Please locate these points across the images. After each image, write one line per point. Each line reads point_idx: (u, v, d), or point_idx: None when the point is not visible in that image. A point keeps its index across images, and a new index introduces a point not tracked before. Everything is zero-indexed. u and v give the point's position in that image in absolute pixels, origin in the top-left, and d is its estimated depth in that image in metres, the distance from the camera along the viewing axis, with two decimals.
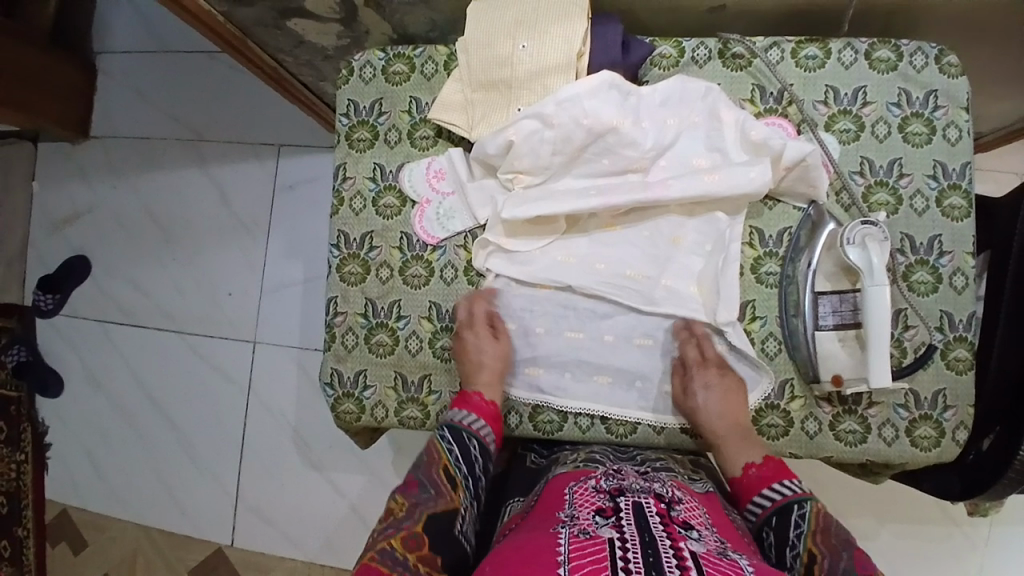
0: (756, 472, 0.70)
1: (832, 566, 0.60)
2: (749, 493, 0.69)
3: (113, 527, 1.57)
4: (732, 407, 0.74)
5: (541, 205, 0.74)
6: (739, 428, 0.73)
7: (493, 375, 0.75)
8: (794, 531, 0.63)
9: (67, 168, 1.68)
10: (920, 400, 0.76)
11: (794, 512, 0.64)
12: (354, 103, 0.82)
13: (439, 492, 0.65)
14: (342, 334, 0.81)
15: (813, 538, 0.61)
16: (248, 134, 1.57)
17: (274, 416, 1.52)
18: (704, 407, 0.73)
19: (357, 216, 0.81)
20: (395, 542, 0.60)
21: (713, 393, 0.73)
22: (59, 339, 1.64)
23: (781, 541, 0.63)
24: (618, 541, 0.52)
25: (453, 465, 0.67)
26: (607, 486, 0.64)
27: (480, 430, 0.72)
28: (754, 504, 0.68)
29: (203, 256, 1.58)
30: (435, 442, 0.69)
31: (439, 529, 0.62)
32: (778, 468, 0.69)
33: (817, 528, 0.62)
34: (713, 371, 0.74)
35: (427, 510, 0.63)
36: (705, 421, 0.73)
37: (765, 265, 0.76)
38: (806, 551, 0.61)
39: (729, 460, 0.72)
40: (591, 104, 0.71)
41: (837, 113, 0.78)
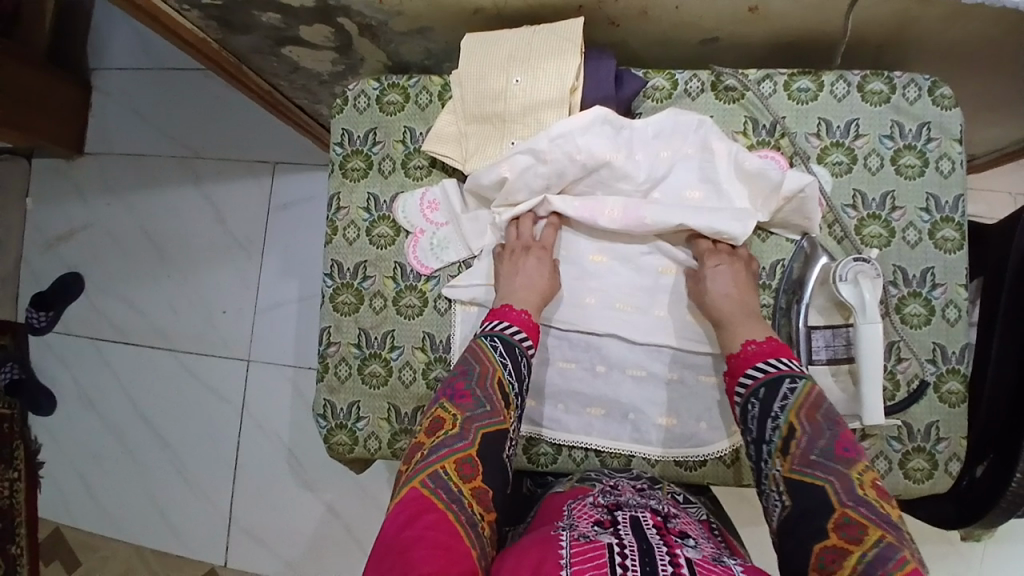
0: (754, 348, 0.68)
1: (810, 443, 0.60)
2: (740, 364, 0.68)
3: (106, 546, 1.56)
4: (741, 289, 0.72)
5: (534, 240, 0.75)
6: (749, 308, 0.71)
7: (538, 297, 0.72)
8: (779, 402, 0.63)
9: (62, 184, 1.67)
10: (913, 432, 0.76)
11: (783, 386, 0.64)
12: (348, 133, 0.82)
13: (493, 409, 0.65)
14: (335, 365, 0.81)
15: (797, 412, 0.62)
16: (244, 152, 1.57)
17: (269, 435, 1.51)
18: (714, 290, 0.71)
19: (351, 246, 0.81)
20: (450, 466, 0.59)
21: (727, 273, 0.72)
22: (52, 356, 1.63)
23: (764, 415, 0.64)
24: (617, 546, 0.52)
25: (508, 381, 0.66)
26: (604, 501, 0.65)
27: (518, 338, 0.69)
28: (742, 377, 0.67)
29: (198, 273, 1.58)
30: (485, 347, 0.68)
31: (491, 451, 0.62)
32: (776, 346, 0.68)
33: (804, 403, 0.62)
34: (723, 257, 0.73)
35: (481, 426, 0.63)
36: (714, 305, 0.71)
37: (758, 297, 0.76)
38: (787, 423, 0.62)
39: (731, 337, 0.70)
40: (584, 140, 0.71)
41: (830, 146, 0.78)
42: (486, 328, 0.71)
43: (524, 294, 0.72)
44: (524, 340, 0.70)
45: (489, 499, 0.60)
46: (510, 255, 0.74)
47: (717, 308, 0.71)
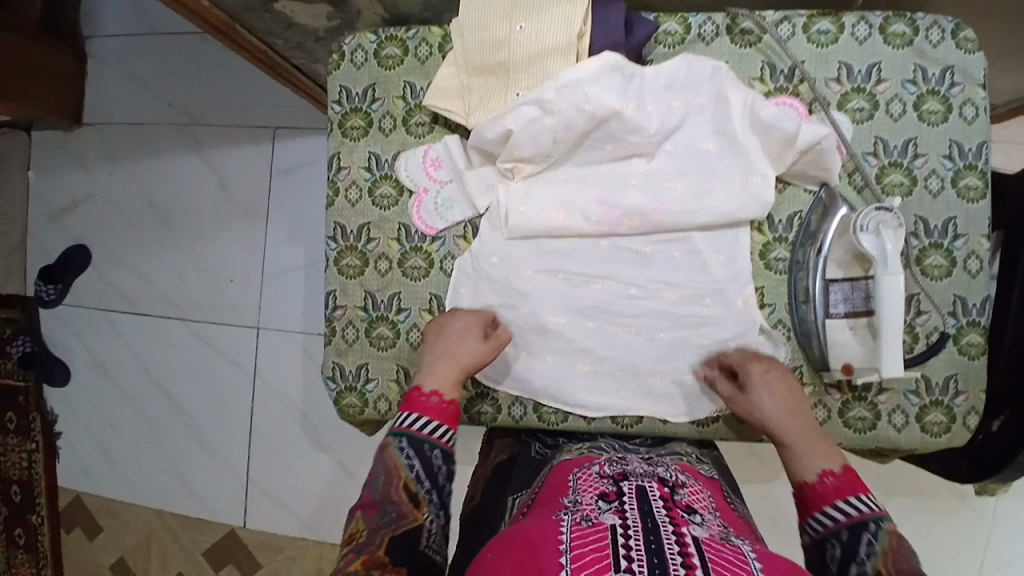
0: (833, 482, 0.59)
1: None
2: (818, 500, 0.59)
3: (127, 511, 1.60)
4: (790, 399, 0.67)
5: (544, 197, 0.73)
6: (810, 427, 0.65)
7: (460, 370, 0.68)
8: (865, 549, 0.55)
9: (62, 156, 1.65)
10: (931, 385, 0.75)
11: (867, 529, 0.55)
12: (346, 90, 0.79)
13: (400, 512, 0.59)
14: (342, 329, 0.80)
15: (885, 560, 0.54)
16: (243, 118, 1.54)
17: (281, 401, 1.52)
18: (759, 403, 0.67)
19: (354, 207, 0.79)
20: (358, 571, 0.54)
21: (776, 387, 0.67)
22: (63, 328, 1.64)
23: (848, 557, 0.55)
24: (619, 529, 0.51)
25: (415, 482, 0.61)
26: (611, 471, 0.64)
27: (436, 433, 0.63)
28: (816, 516, 0.59)
29: (203, 242, 1.57)
30: (391, 450, 0.62)
31: (402, 546, 0.57)
32: (857, 479, 0.59)
33: (890, 548, 0.54)
34: (763, 370, 0.68)
35: (390, 532, 0.57)
36: (762, 417, 0.66)
37: (774, 250, 0.75)
38: (876, 571, 0.53)
39: (801, 462, 0.62)
40: (593, 89, 0.68)
41: (850, 91, 0.75)
42: (395, 423, 0.64)
43: (445, 364, 0.68)
44: (438, 430, 0.64)
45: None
46: (436, 324, 0.72)
47: (770, 424, 0.66)
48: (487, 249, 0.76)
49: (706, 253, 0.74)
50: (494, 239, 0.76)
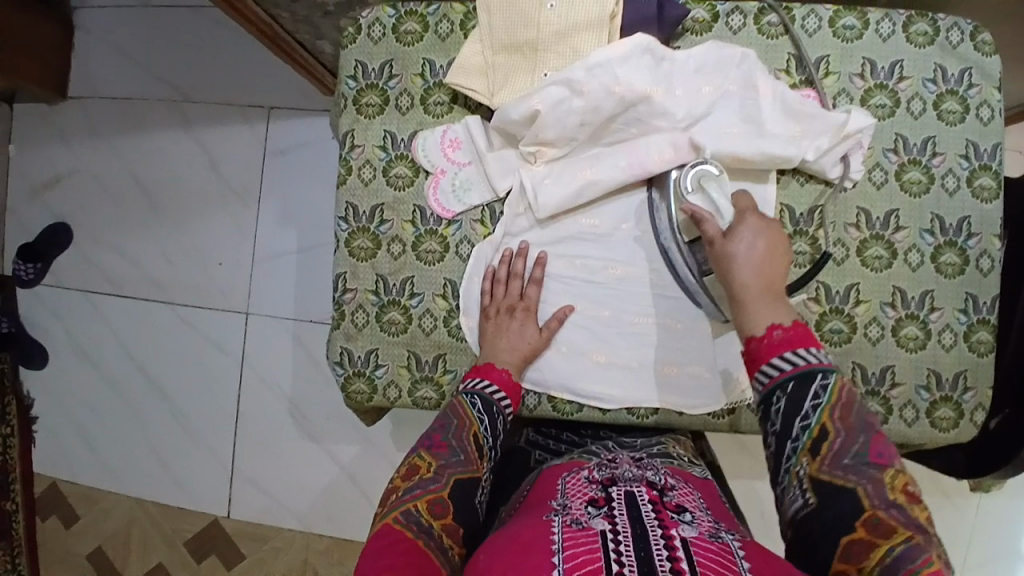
0: (780, 334, 0.58)
1: (842, 448, 0.54)
2: (764, 353, 0.58)
3: (108, 500, 1.55)
4: (772, 263, 0.63)
5: (565, 182, 0.71)
6: (776, 290, 0.62)
7: (522, 358, 0.72)
8: (809, 404, 0.55)
9: (44, 130, 1.59)
10: (942, 381, 0.75)
11: (816, 381, 0.55)
12: (362, 65, 0.77)
13: (467, 458, 0.63)
14: (352, 313, 0.77)
15: (831, 413, 0.55)
16: (237, 96, 1.49)
17: (270, 388, 1.49)
18: (742, 256, 0.63)
19: (367, 187, 0.77)
20: (421, 505, 0.57)
21: (759, 239, 0.63)
22: (42, 308, 1.58)
23: (793, 415, 0.55)
24: (610, 533, 0.51)
25: (484, 436, 0.65)
26: (599, 476, 0.63)
27: (501, 401, 0.69)
28: (764, 368, 0.58)
29: (192, 224, 1.52)
30: (464, 406, 0.67)
31: (464, 495, 0.60)
32: (804, 334, 0.59)
33: (837, 402, 0.55)
34: (754, 220, 0.65)
35: (456, 473, 0.61)
36: (737, 272, 0.62)
37: (794, 244, 0.74)
38: (818, 424, 0.54)
39: (750, 317, 0.60)
40: (622, 70, 0.67)
41: (874, 87, 0.75)
42: (467, 384, 0.70)
43: (509, 355, 0.71)
44: (504, 400, 0.69)
45: (458, 537, 0.58)
46: (494, 316, 0.73)
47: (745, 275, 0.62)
48: (506, 236, 0.75)
49: None
50: (513, 222, 0.74)
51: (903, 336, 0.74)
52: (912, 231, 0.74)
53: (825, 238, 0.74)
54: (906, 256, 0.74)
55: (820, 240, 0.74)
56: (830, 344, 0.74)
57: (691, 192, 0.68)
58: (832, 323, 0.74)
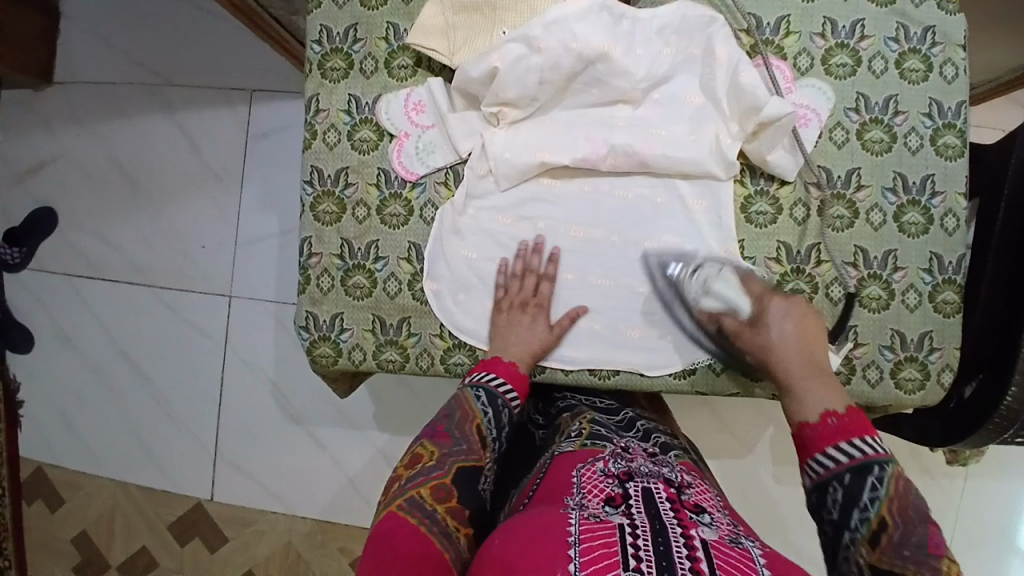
0: (834, 422, 0.60)
1: (902, 538, 0.52)
2: (817, 441, 0.59)
3: (92, 484, 1.56)
4: (812, 342, 0.66)
5: (529, 142, 0.72)
6: (822, 371, 0.65)
7: (531, 354, 0.72)
8: (868, 494, 0.54)
9: (27, 117, 1.59)
10: (906, 341, 0.75)
11: (872, 473, 0.55)
12: (327, 30, 0.77)
13: (470, 446, 0.64)
14: (317, 277, 0.78)
15: (889, 505, 0.54)
16: (218, 79, 1.49)
17: (252, 372, 1.49)
18: (780, 340, 0.67)
19: (331, 151, 0.77)
20: (424, 491, 0.58)
21: (790, 321, 0.67)
22: (27, 294, 1.59)
23: (848, 501, 0.55)
24: (628, 528, 0.51)
25: (486, 427, 0.66)
26: (615, 469, 0.63)
27: (511, 399, 0.70)
28: (819, 456, 0.58)
29: (175, 208, 1.52)
30: (468, 398, 0.68)
31: (467, 482, 0.61)
32: (861, 421, 0.59)
33: (894, 494, 0.54)
34: (787, 302, 0.68)
35: (457, 460, 0.62)
36: (778, 358, 0.66)
37: (755, 204, 0.74)
38: (877, 516, 0.54)
39: (804, 405, 0.63)
40: (580, 28, 0.67)
41: (834, 47, 0.75)
42: (473, 378, 0.71)
43: (520, 351, 0.72)
44: (510, 392, 0.70)
45: (464, 520, 0.58)
46: (507, 310, 0.73)
47: (780, 366, 0.66)
48: (466, 197, 0.75)
49: (690, 200, 0.73)
50: (473, 180, 0.75)
51: (866, 296, 0.74)
52: (875, 190, 0.74)
53: (787, 198, 0.74)
54: (868, 216, 0.74)
55: (781, 199, 0.74)
56: None
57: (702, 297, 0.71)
58: (793, 284, 0.74)
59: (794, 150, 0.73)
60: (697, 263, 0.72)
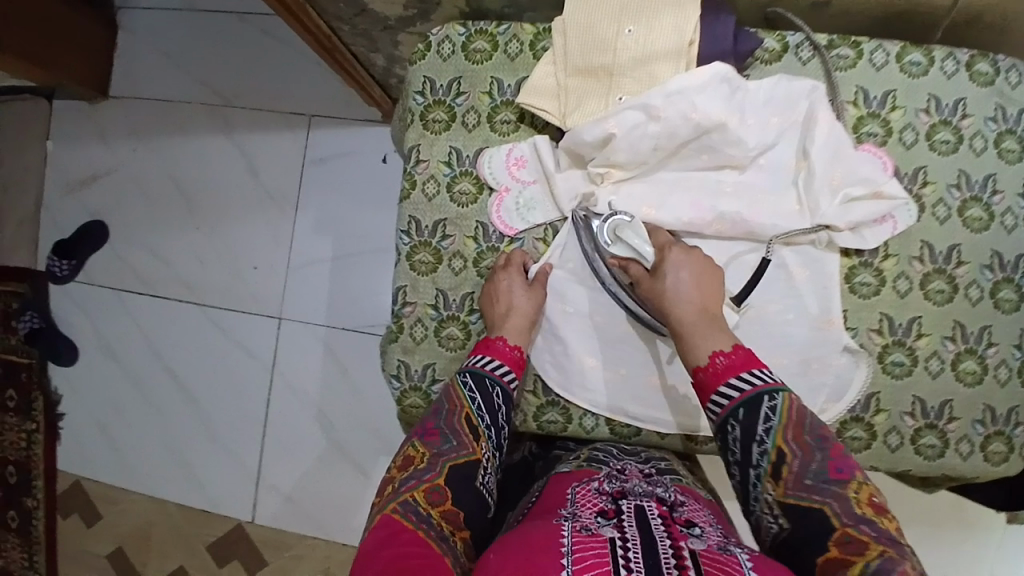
0: (724, 361, 0.64)
1: (802, 468, 0.58)
2: (712, 381, 0.64)
3: (128, 499, 1.54)
4: (706, 288, 0.68)
5: (635, 203, 0.72)
6: (712, 314, 0.67)
7: (523, 322, 0.73)
8: (763, 426, 0.60)
9: (83, 128, 1.61)
10: (996, 416, 0.74)
11: (763, 404, 0.61)
12: (430, 81, 0.77)
13: (461, 442, 0.65)
14: (411, 326, 0.78)
15: (785, 435, 0.59)
16: (277, 102, 1.51)
17: (299, 395, 1.49)
18: (674, 289, 0.67)
19: (430, 202, 0.77)
20: (418, 494, 0.60)
21: (685, 271, 0.68)
22: (74, 306, 1.58)
23: (750, 437, 0.60)
24: (619, 542, 0.52)
25: (476, 415, 0.67)
26: (609, 488, 0.65)
27: (503, 375, 0.71)
28: (714, 395, 0.63)
29: (228, 227, 1.53)
30: (457, 385, 0.70)
31: (462, 477, 0.63)
32: (746, 357, 0.64)
33: (788, 422, 0.60)
34: (680, 252, 0.69)
35: (449, 459, 0.64)
36: (672, 305, 0.67)
37: (859, 275, 0.74)
38: (774, 448, 0.59)
39: (694, 350, 0.66)
40: (700, 98, 0.67)
41: (938, 123, 0.75)
42: (469, 362, 0.72)
43: (506, 321, 0.72)
44: (508, 374, 0.72)
45: (460, 522, 0.60)
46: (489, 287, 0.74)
47: (678, 314, 0.67)
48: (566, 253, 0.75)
49: (793, 267, 0.73)
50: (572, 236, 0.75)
51: (961, 371, 0.74)
52: (973, 266, 0.74)
53: (890, 270, 0.74)
54: (966, 291, 0.74)
55: (885, 272, 0.74)
56: (892, 376, 0.74)
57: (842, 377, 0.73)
58: (894, 356, 0.74)
59: (861, 232, 0.73)
60: (612, 212, 0.71)
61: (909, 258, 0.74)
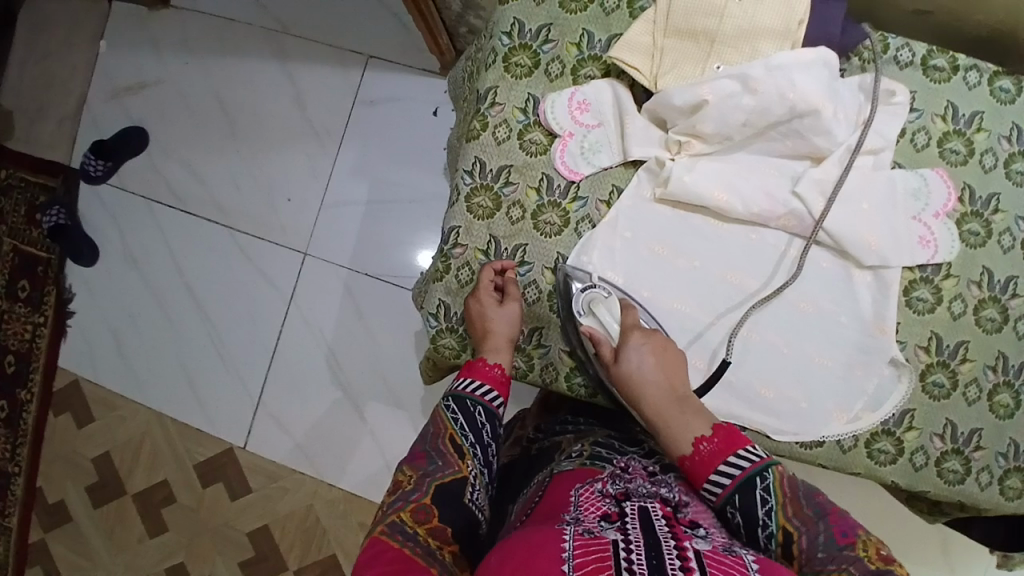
0: (708, 447, 0.63)
1: (812, 544, 0.55)
2: (700, 473, 0.62)
3: (125, 407, 1.53)
4: (668, 373, 0.69)
5: (709, 176, 0.71)
6: (682, 398, 0.68)
7: (501, 343, 0.73)
8: (763, 510, 0.57)
9: (137, 32, 1.59)
10: (1021, 452, 0.73)
11: (757, 486, 0.58)
12: (519, 23, 0.76)
13: (446, 463, 0.65)
14: (457, 269, 0.77)
15: (784, 512, 0.57)
16: (336, 39, 1.50)
17: (311, 332, 1.48)
18: (640, 374, 0.69)
19: (499, 146, 0.76)
20: (404, 514, 0.59)
21: (647, 354, 0.69)
22: (100, 207, 1.57)
23: (751, 523, 0.57)
24: (622, 543, 0.49)
25: (459, 435, 0.68)
26: (612, 489, 0.61)
27: (488, 397, 0.72)
28: (708, 485, 0.61)
29: (267, 154, 1.52)
30: (441, 412, 0.71)
31: (447, 500, 0.61)
32: (728, 436, 0.63)
33: (785, 499, 0.57)
34: (638, 335, 0.71)
35: (435, 479, 0.62)
36: (643, 391, 0.68)
37: (917, 290, 0.73)
38: (779, 529, 0.56)
39: (677, 440, 0.65)
40: (802, 78, 0.67)
41: (1017, 153, 0.74)
42: (456, 385, 0.73)
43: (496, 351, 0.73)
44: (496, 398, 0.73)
45: (448, 539, 0.59)
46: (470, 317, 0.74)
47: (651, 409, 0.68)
48: (627, 221, 0.74)
49: (854, 271, 0.73)
50: (638, 199, 0.74)
51: (996, 402, 0.73)
52: None
53: (948, 290, 0.73)
54: (1016, 324, 0.73)
55: (943, 290, 0.73)
56: (930, 395, 0.73)
57: (888, 388, 0.72)
58: (935, 376, 0.73)
59: (903, 245, 0.72)
60: (593, 282, 0.73)
61: (967, 282, 0.73)
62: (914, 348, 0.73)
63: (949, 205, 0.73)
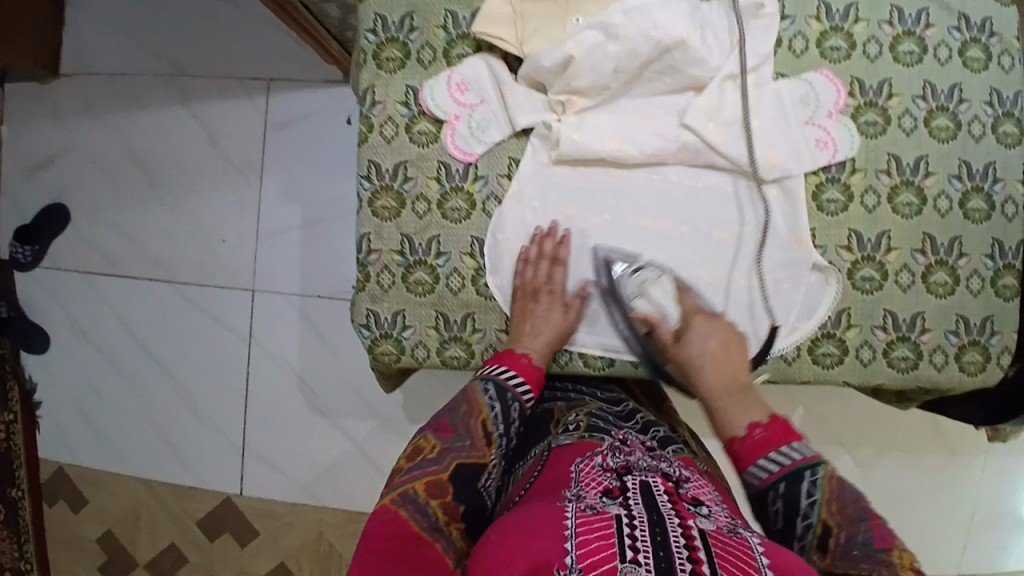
0: (761, 433, 0.64)
1: (849, 541, 0.56)
2: (748, 454, 0.63)
3: (114, 482, 1.52)
4: (732, 359, 0.70)
5: (598, 130, 0.71)
6: (740, 383, 0.69)
7: (539, 332, 0.72)
8: (806, 498, 0.58)
9: (35, 107, 1.54)
10: (970, 326, 0.74)
11: (805, 478, 0.59)
12: (382, 18, 0.75)
13: (472, 442, 0.64)
14: (377, 274, 0.76)
15: (829, 508, 0.58)
16: (236, 69, 1.46)
17: (278, 365, 1.47)
18: (700, 358, 0.71)
19: (389, 145, 0.75)
20: (418, 485, 0.59)
21: (712, 339, 0.71)
22: (40, 291, 1.54)
23: (790, 512, 0.59)
24: (626, 518, 0.50)
25: (492, 422, 0.66)
26: (613, 462, 0.61)
27: (522, 391, 0.70)
28: (752, 467, 0.62)
29: (194, 200, 1.49)
30: (476, 389, 0.68)
31: (465, 477, 0.61)
32: (785, 428, 0.63)
33: (830, 495, 0.58)
34: (702, 320, 0.72)
35: (457, 456, 0.62)
36: (700, 374, 0.71)
37: (827, 192, 0.73)
38: (819, 522, 0.57)
39: (731, 423, 0.67)
40: (661, 16, 0.68)
41: (901, 34, 0.74)
42: (485, 370, 0.71)
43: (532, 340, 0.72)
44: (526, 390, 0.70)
45: (457, 515, 0.59)
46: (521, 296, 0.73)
47: (709, 389, 0.70)
48: (531, 189, 0.74)
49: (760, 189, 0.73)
50: (538, 165, 0.74)
51: (932, 282, 0.74)
52: (941, 176, 0.74)
53: (858, 185, 0.73)
54: (935, 203, 0.74)
55: (853, 186, 0.73)
56: (863, 292, 0.74)
57: (817, 296, 0.73)
58: (863, 271, 0.74)
59: (801, 151, 0.72)
60: (640, 265, 0.73)
61: (875, 172, 0.74)
62: (835, 250, 0.74)
63: (841, 101, 0.73)
